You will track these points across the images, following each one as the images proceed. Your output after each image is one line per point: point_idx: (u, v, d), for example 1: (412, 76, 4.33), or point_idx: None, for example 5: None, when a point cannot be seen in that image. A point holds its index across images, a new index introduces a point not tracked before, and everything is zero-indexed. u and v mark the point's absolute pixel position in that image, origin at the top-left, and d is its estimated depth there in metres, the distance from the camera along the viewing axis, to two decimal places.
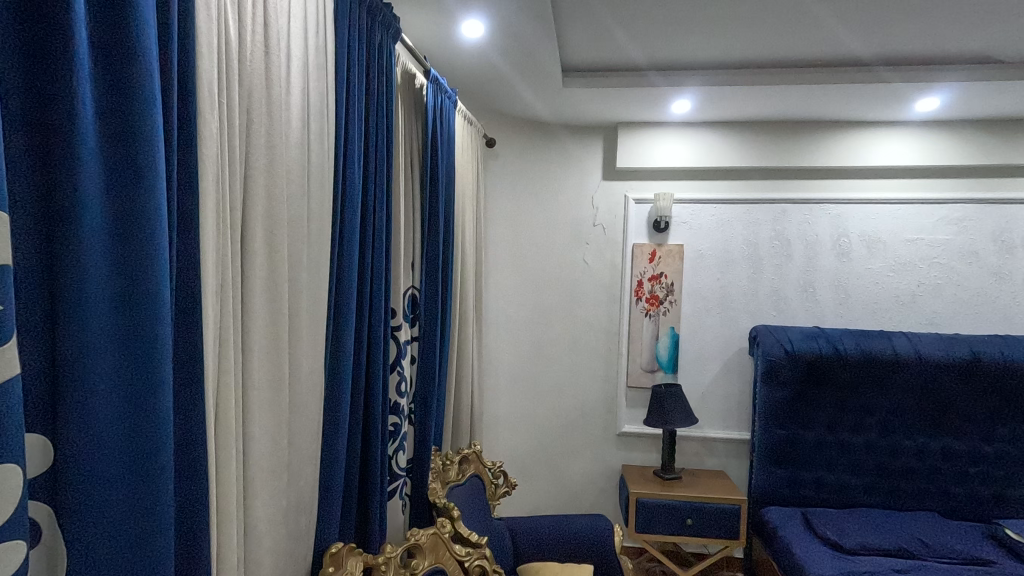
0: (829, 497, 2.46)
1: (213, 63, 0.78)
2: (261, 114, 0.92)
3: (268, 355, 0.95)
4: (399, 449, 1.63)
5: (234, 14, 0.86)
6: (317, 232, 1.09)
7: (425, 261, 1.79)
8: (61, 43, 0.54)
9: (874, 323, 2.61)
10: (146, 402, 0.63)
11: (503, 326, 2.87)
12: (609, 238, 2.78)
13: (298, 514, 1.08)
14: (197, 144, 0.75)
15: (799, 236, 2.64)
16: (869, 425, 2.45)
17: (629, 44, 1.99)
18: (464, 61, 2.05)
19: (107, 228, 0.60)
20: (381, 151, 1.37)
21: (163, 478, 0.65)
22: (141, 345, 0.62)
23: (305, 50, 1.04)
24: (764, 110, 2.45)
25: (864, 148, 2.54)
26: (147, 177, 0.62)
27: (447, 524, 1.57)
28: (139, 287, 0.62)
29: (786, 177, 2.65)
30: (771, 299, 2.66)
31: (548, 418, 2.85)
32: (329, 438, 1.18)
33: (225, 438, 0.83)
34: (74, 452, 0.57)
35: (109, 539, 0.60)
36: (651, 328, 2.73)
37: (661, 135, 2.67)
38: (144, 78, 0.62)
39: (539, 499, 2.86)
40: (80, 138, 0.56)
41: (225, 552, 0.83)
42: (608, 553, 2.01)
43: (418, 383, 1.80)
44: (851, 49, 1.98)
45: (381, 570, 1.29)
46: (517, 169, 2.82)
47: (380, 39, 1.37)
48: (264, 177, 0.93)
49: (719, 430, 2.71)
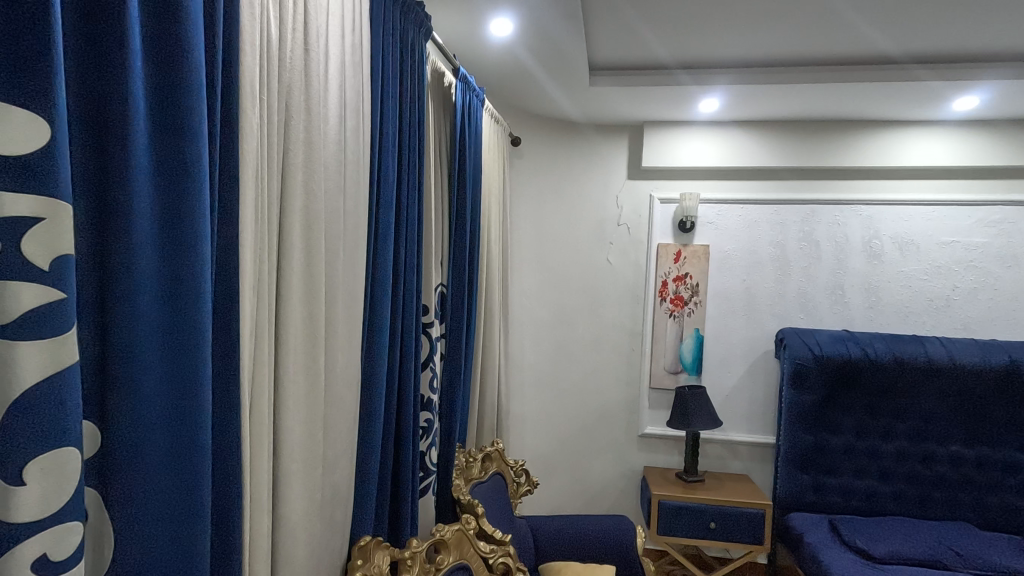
0: (858, 504, 2.41)
1: (256, 60, 0.80)
2: (300, 110, 0.93)
3: (302, 349, 0.96)
4: (430, 446, 1.64)
5: (276, 14, 0.87)
6: (351, 229, 1.10)
7: (453, 259, 1.80)
8: (117, 41, 0.56)
9: (906, 327, 2.54)
10: (189, 389, 0.64)
11: (527, 325, 2.86)
12: (633, 238, 2.76)
13: (334, 507, 1.09)
14: (239, 139, 0.76)
15: (828, 237, 2.59)
16: (900, 431, 2.40)
17: (659, 41, 1.97)
18: (491, 59, 2.05)
19: (156, 221, 0.61)
20: (413, 149, 1.38)
21: (204, 465, 0.66)
22: (186, 335, 0.64)
23: (343, 49, 1.05)
24: (794, 110, 2.41)
25: (898, 147, 2.48)
26: (193, 172, 0.64)
27: (472, 522, 1.57)
28: (185, 278, 0.64)
29: (817, 177, 2.60)
30: (799, 301, 2.61)
31: (570, 417, 2.84)
32: (361, 431, 1.19)
33: (259, 431, 0.84)
34: (123, 436, 0.59)
35: (155, 524, 0.62)
36: (675, 328, 2.70)
37: (689, 133, 2.64)
38: (191, 75, 0.63)
39: (560, 499, 2.85)
40: (133, 132, 0.58)
41: (256, 538, 0.85)
42: (629, 555, 1.99)
43: (445, 380, 1.81)
44: (885, 48, 1.94)
45: (407, 565, 1.29)
46: (542, 168, 2.81)
47: (413, 38, 1.38)
48: (302, 173, 0.94)
49: (744, 433, 2.67)
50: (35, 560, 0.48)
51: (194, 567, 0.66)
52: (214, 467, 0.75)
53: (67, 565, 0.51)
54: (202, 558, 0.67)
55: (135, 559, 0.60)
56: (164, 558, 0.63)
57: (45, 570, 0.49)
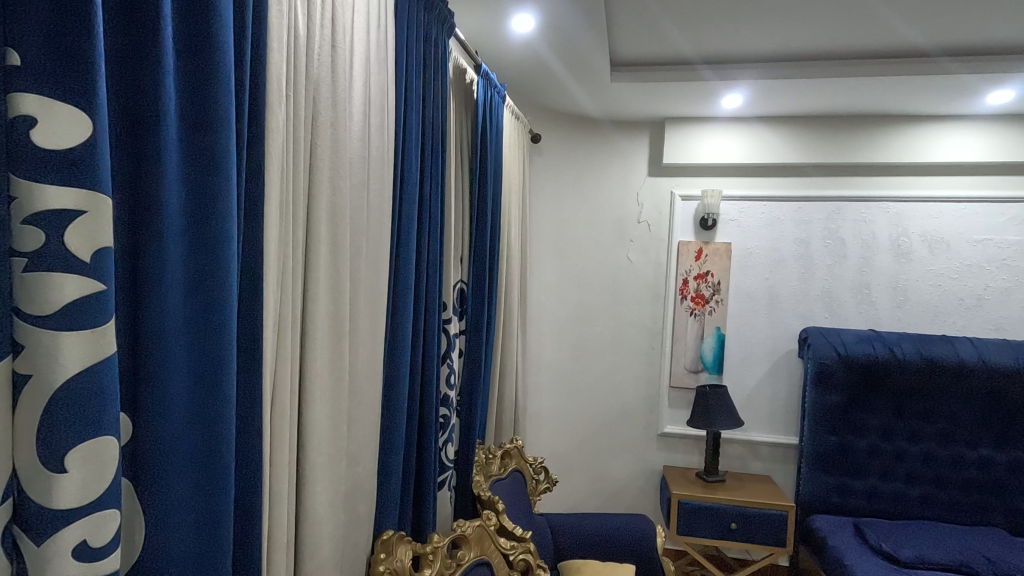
0: (883, 508, 2.36)
1: (283, 57, 0.80)
2: (326, 106, 0.94)
3: (328, 345, 0.97)
4: (448, 441, 1.64)
5: (304, 11, 0.88)
6: (375, 224, 1.10)
7: (473, 255, 1.80)
8: (151, 38, 0.57)
9: (935, 327, 2.48)
10: (215, 383, 0.65)
11: (545, 322, 2.85)
12: (654, 235, 2.73)
13: (357, 499, 1.09)
14: (265, 135, 0.77)
15: (854, 235, 2.53)
16: (927, 433, 2.34)
17: (683, 36, 1.94)
18: (512, 56, 2.05)
19: (185, 215, 0.62)
20: (436, 145, 1.39)
21: (229, 459, 0.67)
22: (213, 329, 0.64)
23: (368, 45, 1.05)
24: (821, 105, 2.36)
25: (929, 142, 2.41)
26: (221, 168, 0.64)
27: (492, 518, 1.56)
28: (211, 271, 0.64)
29: (845, 173, 2.54)
30: (823, 300, 2.56)
31: (588, 415, 2.83)
32: (385, 424, 1.20)
33: (278, 425, 0.85)
34: (154, 427, 0.60)
35: (181, 516, 0.63)
36: (695, 327, 2.67)
37: (711, 129, 2.60)
38: (221, 73, 0.64)
39: (578, 497, 2.84)
40: (165, 129, 0.58)
41: (276, 530, 0.86)
42: (648, 554, 1.97)
43: (465, 376, 1.81)
44: (915, 41, 1.89)
45: (428, 560, 1.30)
46: (563, 164, 2.80)
47: (436, 34, 1.38)
48: (328, 169, 0.95)
49: (766, 434, 2.63)
50: (75, 547, 0.49)
51: (216, 560, 0.67)
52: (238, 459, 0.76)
53: (106, 552, 0.52)
54: (225, 549, 0.68)
55: (163, 548, 0.61)
56: (189, 550, 0.64)
57: (85, 557, 0.50)
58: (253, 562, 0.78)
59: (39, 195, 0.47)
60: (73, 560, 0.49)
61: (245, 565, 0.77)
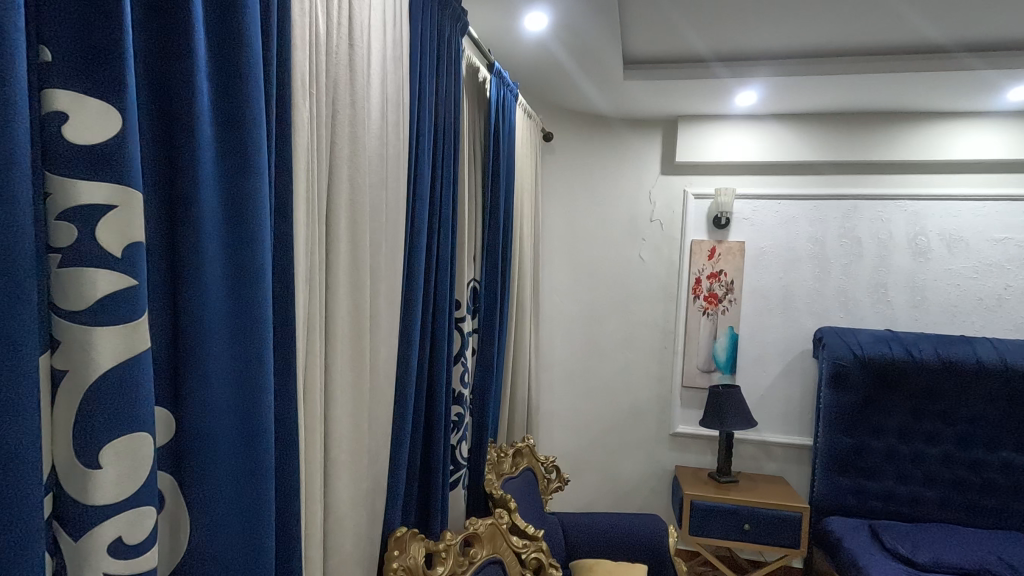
0: (901, 510, 2.32)
1: (305, 55, 0.81)
2: (344, 105, 0.94)
3: (347, 343, 0.97)
4: (461, 440, 1.64)
5: (323, 10, 0.88)
6: (391, 222, 1.11)
7: (486, 254, 1.80)
8: (181, 34, 0.57)
9: (954, 327, 2.44)
10: (253, 377, 0.65)
11: (556, 320, 2.84)
12: (667, 234, 2.71)
13: (374, 498, 1.09)
14: (291, 134, 0.77)
15: (871, 234, 2.50)
16: (946, 435, 2.31)
17: (696, 33, 1.92)
18: (524, 53, 2.04)
19: (220, 211, 0.62)
20: (449, 143, 1.38)
21: (268, 454, 0.67)
22: (249, 324, 0.65)
23: (384, 44, 1.05)
24: (837, 102, 2.33)
25: (948, 140, 2.38)
26: (252, 163, 0.64)
27: (505, 516, 1.56)
28: (247, 267, 0.64)
29: (862, 172, 2.51)
30: (839, 299, 2.53)
31: (600, 414, 2.82)
32: (399, 422, 1.20)
33: (311, 422, 0.86)
34: (193, 422, 0.60)
35: (224, 510, 0.63)
36: (708, 327, 2.65)
37: (725, 126, 2.57)
38: (249, 68, 0.64)
39: (590, 496, 2.84)
40: (199, 127, 0.59)
41: (311, 527, 0.87)
42: (661, 555, 1.96)
43: (477, 375, 1.81)
44: (932, 37, 1.86)
45: (441, 557, 1.30)
46: (575, 162, 2.79)
47: (450, 33, 1.38)
48: (347, 168, 0.95)
49: (781, 434, 2.60)
50: (110, 543, 0.50)
51: (261, 557, 0.67)
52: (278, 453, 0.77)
53: (141, 548, 0.52)
54: (269, 544, 0.68)
55: (207, 541, 0.62)
56: (234, 546, 0.64)
57: (120, 553, 0.51)
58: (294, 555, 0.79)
59: (74, 190, 0.47)
60: (110, 557, 0.50)
61: (285, 556, 0.78)
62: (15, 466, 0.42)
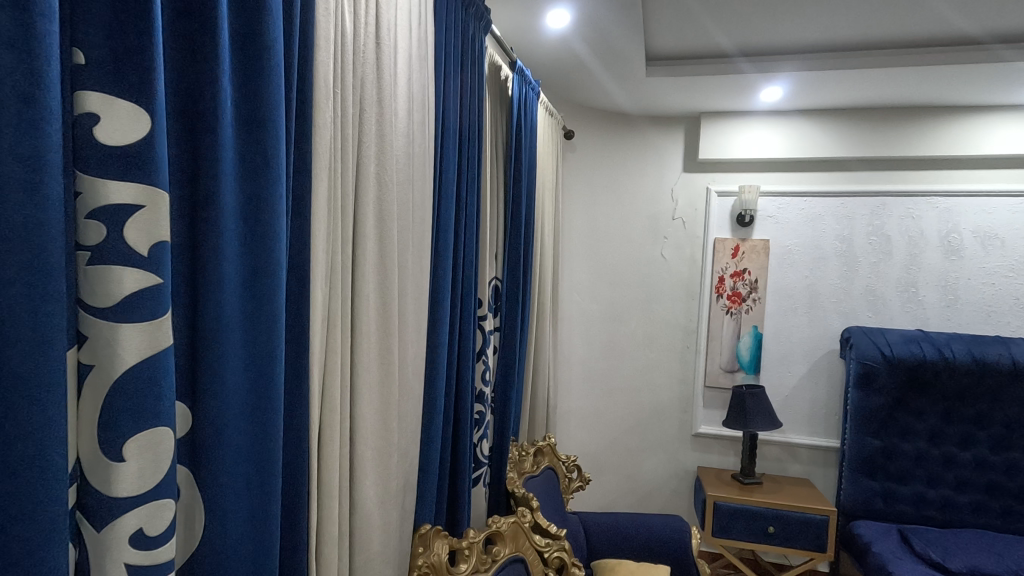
0: (930, 515, 2.26)
1: (329, 55, 0.81)
2: (372, 105, 0.94)
3: (375, 341, 0.98)
4: (483, 438, 1.65)
5: (350, 11, 0.89)
6: (418, 221, 1.11)
7: (508, 253, 1.79)
8: (207, 36, 0.58)
9: (988, 327, 2.37)
10: (266, 374, 0.67)
11: (577, 320, 2.83)
12: (689, 232, 2.68)
13: (404, 494, 1.11)
14: (312, 133, 0.78)
15: (901, 231, 2.43)
16: (980, 438, 2.24)
17: (718, 28, 1.89)
18: (546, 52, 2.03)
19: (239, 210, 0.63)
20: (474, 142, 1.39)
21: (277, 451, 0.69)
22: (265, 322, 0.66)
23: (410, 44, 1.05)
24: (867, 97, 2.27)
25: (982, 134, 2.30)
26: (270, 163, 0.65)
27: (527, 515, 1.55)
28: (262, 265, 0.65)
29: (892, 168, 2.44)
30: (867, 299, 2.48)
31: (622, 414, 2.79)
32: (426, 423, 1.21)
33: (328, 419, 0.86)
34: (210, 417, 0.61)
35: (237, 505, 0.64)
36: (732, 326, 2.61)
37: (749, 122, 2.53)
38: (271, 70, 0.65)
39: (611, 496, 2.82)
40: (221, 127, 0.59)
41: (327, 522, 0.87)
42: (681, 556, 1.94)
43: (499, 373, 1.82)
44: (962, 28, 1.81)
45: (464, 555, 1.30)
46: (597, 160, 2.77)
47: (474, 31, 1.38)
48: (374, 167, 0.96)
49: (806, 436, 2.55)
50: (132, 534, 0.51)
51: (268, 549, 0.68)
52: (287, 448, 0.78)
53: (161, 541, 0.53)
54: (275, 538, 0.69)
55: (220, 535, 0.63)
56: (243, 540, 0.66)
57: (141, 544, 0.52)
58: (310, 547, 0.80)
59: (103, 191, 0.48)
60: (131, 548, 0.51)
61: (294, 549, 0.79)
62: (42, 459, 0.43)
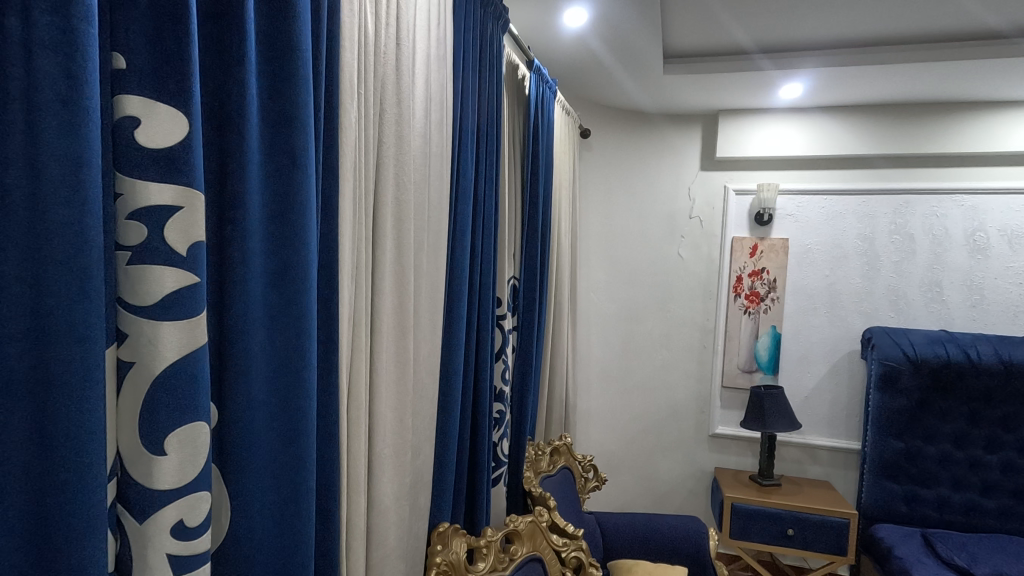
0: (956, 519, 2.21)
1: (353, 55, 0.82)
2: (391, 104, 0.95)
3: (394, 339, 0.99)
4: (503, 437, 1.65)
5: (372, 12, 0.90)
6: (435, 220, 1.12)
7: (524, 252, 1.79)
8: (238, 38, 0.59)
9: (1015, 328, 2.32)
10: (295, 372, 0.67)
11: (593, 319, 2.82)
12: (706, 230, 2.66)
13: (417, 493, 1.11)
14: (339, 134, 0.79)
15: (924, 229, 2.39)
16: (1007, 441, 2.19)
17: (737, 24, 1.87)
18: (561, 50, 2.03)
19: (266, 210, 0.64)
20: (491, 141, 1.39)
21: (308, 448, 0.70)
22: (292, 321, 0.67)
23: (429, 44, 1.06)
24: (889, 93, 2.23)
25: (1010, 130, 2.24)
26: (299, 162, 0.66)
27: (545, 515, 1.54)
28: (290, 265, 0.66)
29: (915, 166, 2.40)
30: (890, 298, 2.44)
31: (638, 413, 2.78)
32: (443, 421, 1.22)
33: (354, 416, 0.88)
34: (237, 414, 0.62)
35: (264, 501, 0.66)
36: (750, 326, 2.59)
37: (768, 120, 2.50)
38: (300, 71, 0.66)
39: (627, 496, 2.81)
40: (249, 128, 0.60)
41: (353, 517, 0.89)
42: (699, 558, 1.92)
43: (516, 372, 1.82)
44: (988, 22, 1.77)
45: (482, 554, 1.31)
46: (613, 159, 2.75)
47: (491, 30, 1.38)
48: (393, 167, 0.96)
49: (827, 437, 2.52)
50: (172, 525, 0.52)
51: (299, 546, 0.69)
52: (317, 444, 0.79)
53: (198, 532, 0.55)
54: (306, 534, 0.70)
55: (248, 530, 0.64)
56: (269, 535, 0.67)
57: (181, 535, 0.53)
58: (329, 541, 0.81)
59: (143, 192, 0.50)
60: (171, 538, 0.52)
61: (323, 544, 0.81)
62: (83, 455, 0.44)
